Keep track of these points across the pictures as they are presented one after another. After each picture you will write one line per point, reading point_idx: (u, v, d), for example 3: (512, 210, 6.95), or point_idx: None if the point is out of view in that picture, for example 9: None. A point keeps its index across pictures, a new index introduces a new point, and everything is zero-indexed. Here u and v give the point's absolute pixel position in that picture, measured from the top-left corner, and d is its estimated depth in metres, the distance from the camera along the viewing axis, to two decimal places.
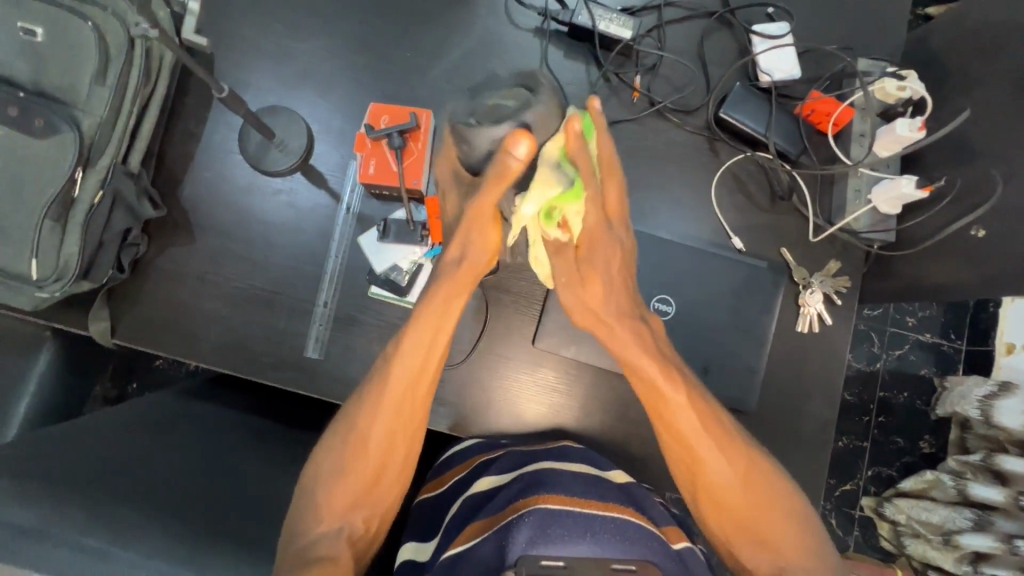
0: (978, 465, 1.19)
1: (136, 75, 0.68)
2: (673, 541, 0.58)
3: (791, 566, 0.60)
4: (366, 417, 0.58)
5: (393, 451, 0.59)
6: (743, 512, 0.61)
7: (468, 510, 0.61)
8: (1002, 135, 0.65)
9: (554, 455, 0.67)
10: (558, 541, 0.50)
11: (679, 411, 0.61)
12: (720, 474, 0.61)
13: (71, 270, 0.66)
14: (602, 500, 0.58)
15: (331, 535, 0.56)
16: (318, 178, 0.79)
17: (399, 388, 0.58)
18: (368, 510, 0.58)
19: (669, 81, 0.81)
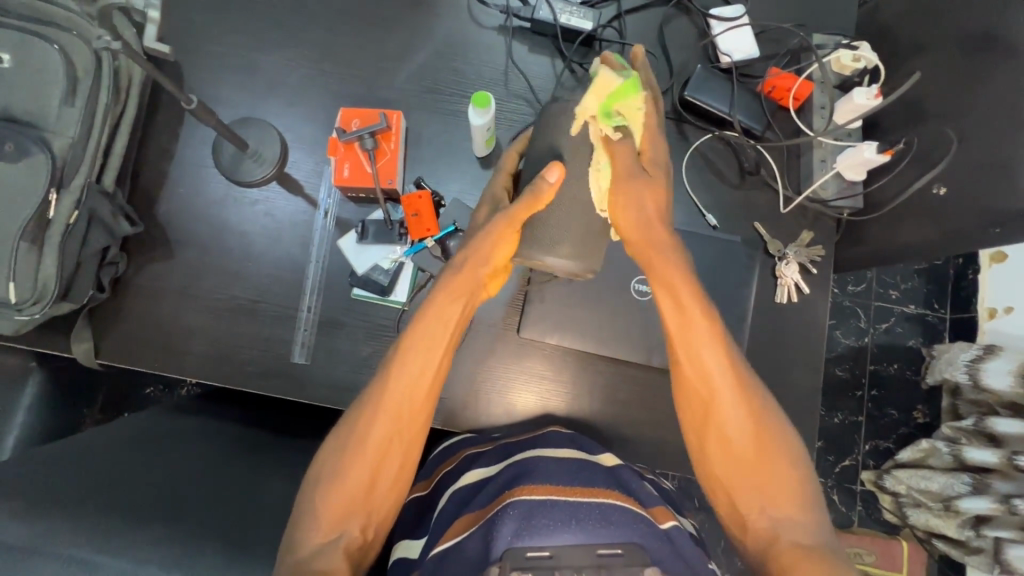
0: (972, 430, 1.20)
1: (105, 94, 0.69)
2: (661, 521, 0.58)
3: (783, 515, 0.58)
4: (361, 426, 0.58)
5: (385, 463, 0.58)
6: (751, 466, 0.59)
7: (457, 504, 0.61)
8: (951, 95, 0.67)
9: (542, 444, 0.67)
10: (542, 532, 0.51)
11: (715, 364, 0.61)
12: (734, 424, 0.60)
13: (49, 292, 0.66)
14: (589, 486, 0.58)
15: (329, 548, 0.55)
16: (294, 185, 0.80)
17: (390, 396, 0.58)
18: (364, 517, 0.57)
19: (633, 69, 0.83)
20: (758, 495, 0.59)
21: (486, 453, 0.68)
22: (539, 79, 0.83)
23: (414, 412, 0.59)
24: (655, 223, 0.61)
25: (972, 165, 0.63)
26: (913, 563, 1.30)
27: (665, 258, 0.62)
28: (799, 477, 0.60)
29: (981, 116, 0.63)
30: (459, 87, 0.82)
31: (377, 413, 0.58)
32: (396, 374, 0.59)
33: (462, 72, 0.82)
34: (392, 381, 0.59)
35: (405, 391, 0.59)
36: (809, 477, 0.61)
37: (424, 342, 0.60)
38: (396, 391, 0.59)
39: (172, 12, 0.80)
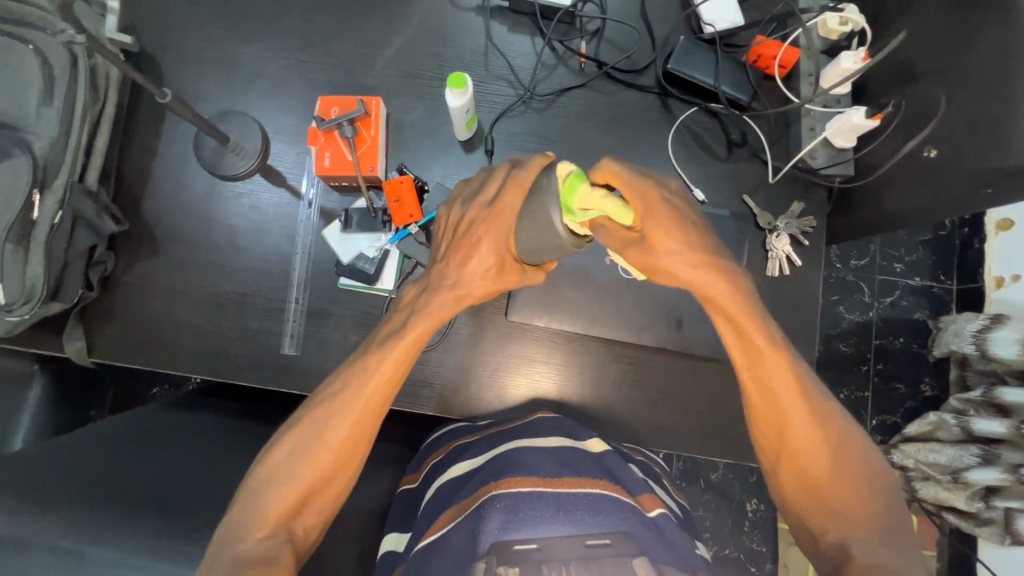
0: (979, 401, 1.19)
1: (83, 93, 0.68)
2: (648, 509, 0.57)
3: (859, 536, 0.55)
4: (314, 426, 0.59)
5: (332, 462, 0.58)
6: (823, 481, 0.56)
7: (445, 495, 0.61)
8: (939, 53, 0.64)
9: (528, 431, 0.66)
10: (529, 524, 0.52)
11: (784, 387, 0.56)
12: (797, 439, 0.57)
13: (38, 292, 0.66)
14: (577, 476, 0.58)
15: (271, 540, 0.55)
16: (277, 177, 0.79)
17: (350, 401, 0.59)
18: (313, 514, 0.58)
19: (615, 44, 0.82)
20: (833, 513, 0.56)
21: (474, 445, 0.68)
22: (521, 58, 0.81)
23: (372, 419, 0.60)
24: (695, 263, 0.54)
25: (963, 124, 0.61)
26: (922, 538, 1.34)
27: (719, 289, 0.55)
28: (875, 501, 0.56)
29: (971, 71, 0.60)
30: (439, 71, 0.81)
31: (333, 412, 0.59)
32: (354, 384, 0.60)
33: (441, 55, 0.81)
34: (350, 388, 0.60)
35: (365, 398, 0.59)
36: (890, 494, 0.57)
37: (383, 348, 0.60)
38: (356, 393, 0.59)
39: (148, 7, 0.79)
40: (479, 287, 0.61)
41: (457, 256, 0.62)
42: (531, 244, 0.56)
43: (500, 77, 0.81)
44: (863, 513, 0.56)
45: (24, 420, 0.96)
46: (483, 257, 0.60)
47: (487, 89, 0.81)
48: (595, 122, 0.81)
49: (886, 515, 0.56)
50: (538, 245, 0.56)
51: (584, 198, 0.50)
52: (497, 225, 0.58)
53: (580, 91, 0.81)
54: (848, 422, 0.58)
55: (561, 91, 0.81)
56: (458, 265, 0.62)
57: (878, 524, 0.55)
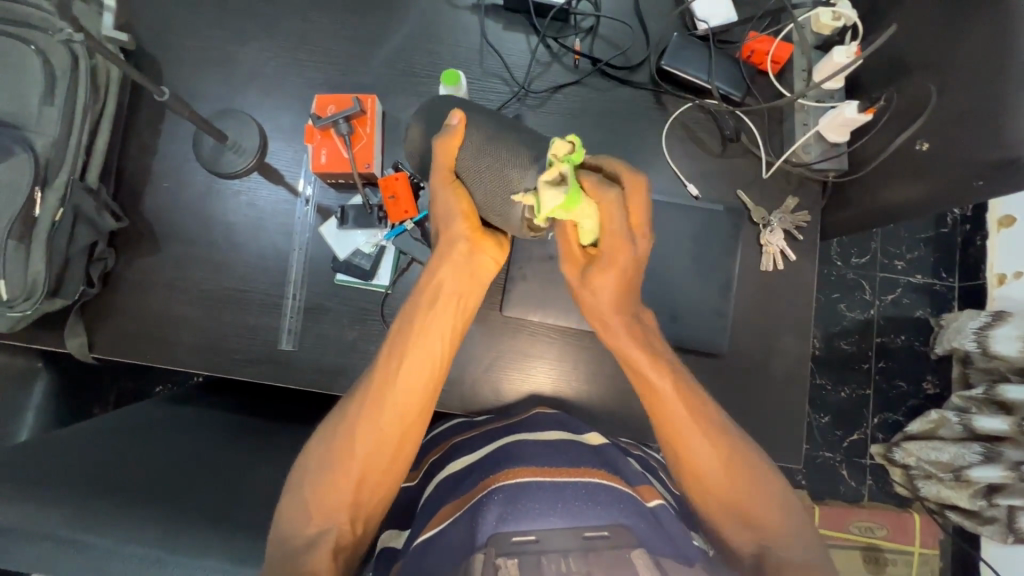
0: (982, 398, 1.18)
1: (84, 92, 0.70)
2: (647, 499, 0.57)
3: (774, 543, 0.58)
4: (354, 422, 0.59)
5: (378, 456, 0.58)
6: (730, 491, 0.59)
7: (444, 491, 0.61)
8: (929, 46, 0.64)
9: (528, 427, 0.67)
10: (528, 515, 0.52)
11: (681, 413, 0.59)
12: (705, 456, 0.59)
13: (40, 288, 0.67)
14: (575, 467, 0.58)
15: (321, 534, 0.55)
16: (275, 174, 0.80)
17: (391, 389, 0.59)
18: (355, 509, 0.57)
19: (609, 42, 0.82)
20: (749, 525, 0.58)
21: (473, 441, 0.68)
22: (515, 56, 0.82)
23: (417, 410, 0.60)
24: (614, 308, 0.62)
25: (953, 116, 0.61)
26: (924, 535, 1.32)
27: (619, 333, 0.63)
28: (776, 502, 0.59)
29: (962, 63, 0.60)
30: (435, 69, 0.82)
31: (370, 404, 0.59)
32: (394, 368, 0.60)
33: (437, 54, 0.82)
34: (390, 375, 0.60)
35: (410, 385, 0.60)
36: (786, 493, 0.60)
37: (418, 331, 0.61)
38: (395, 378, 0.59)
39: (149, 8, 0.80)
40: (464, 244, 0.62)
41: (442, 224, 0.63)
42: (496, 203, 0.59)
43: (495, 75, 0.82)
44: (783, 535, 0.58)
45: (28, 417, 0.97)
46: (458, 203, 0.61)
47: (482, 87, 0.82)
48: (590, 118, 0.81)
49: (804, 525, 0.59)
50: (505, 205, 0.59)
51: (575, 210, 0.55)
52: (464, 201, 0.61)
53: (575, 88, 0.81)
54: (736, 432, 0.61)
55: (556, 88, 0.81)
56: (447, 232, 0.63)
57: (798, 540, 0.58)
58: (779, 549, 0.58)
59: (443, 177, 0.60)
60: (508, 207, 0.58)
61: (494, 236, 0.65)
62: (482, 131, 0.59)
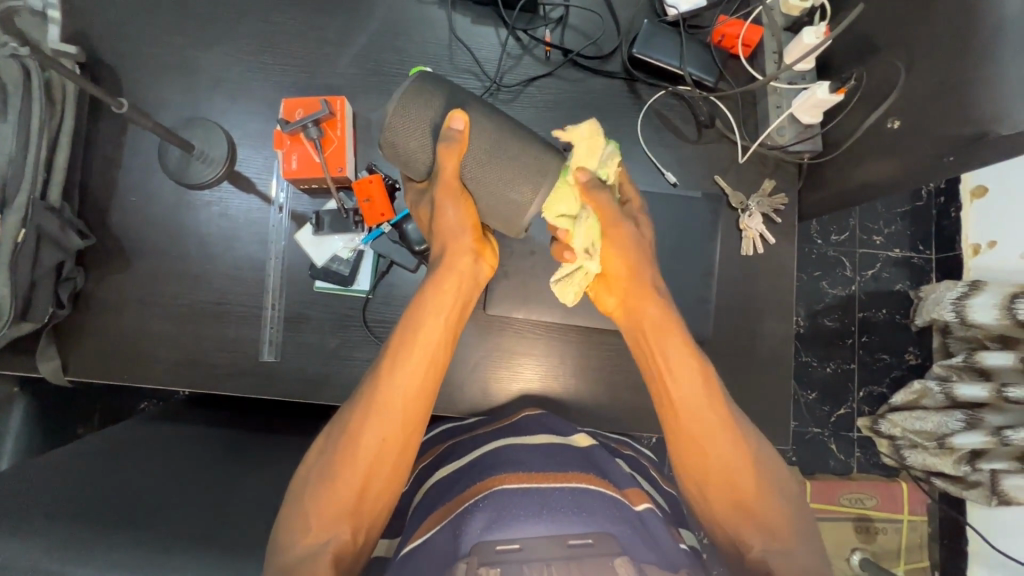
0: (962, 365, 1.21)
1: (39, 108, 0.67)
2: (635, 503, 0.57)
3: (788, 548, 0.57)
4: (355, 429, 0.58)
5: (384, 467, 0.58)
6: (745, 494, 0.58)
7: (434, 497, 0.61)
8: (896, 23, 0.64)
9: (515, 432, 0.66)
10: (513, 523, 0.52)
11: (703, 411, 0.60)
12: (722, 452, 0.59)
13: (7, 312, 0.65)
14: (564, 471, 0.58)
15: (317, 551, 0.54)
16: (246, 182, 0.78)
17: (394, 399, 0.58)
18: (353, 520, 0.56)
19: (580, 32, 0.81)
20: (759, 527, 0.57)
21: (460, 446, 0.68)
22: (486, 50, 0.81)
23: (419, 412, 0.60)
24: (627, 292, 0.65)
25: (922, 93, 0.61)
26: (911, 503, 1.35)
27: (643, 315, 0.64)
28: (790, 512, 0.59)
29: (927, 40, 0.60)
30: (404, 67, 0.80)
31: (373, 412, 0.58)
32: (394, 375, 0.59)
33: (406, 52, 0.80)
34: (393, 383, 0.59)
35: (412, 388, 0.59)
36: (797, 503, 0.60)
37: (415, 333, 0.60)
38: (398, 383, 0.59)
39: (103, 16, 0.78)
40: (468, 256, 0.64)
41: (445, 233, 0.63)
42: (498, 212, 0.60)
43: (466, 70, 0.81)
44: (784, 521, 0.58)
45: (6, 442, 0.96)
46: (463, 212, 0.61)
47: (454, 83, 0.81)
48: (563, 110, 0.80)
49: (803, 520, 0.59)
50: (509, 214, 0.60)
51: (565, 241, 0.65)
52: (465, 207, 0.61)
53: (547, 80, 0.80)
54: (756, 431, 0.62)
55: (529, 80, 0.80)
56: (452, 244, 0.63)
57: (806, 540, 0.58)
58: (784, 540, 0.57)
59: (446, 194, 0.59)
60: (514, 218, 0.60)
61: (490, 247, 0.68)
62: (481, 138, 0.57)
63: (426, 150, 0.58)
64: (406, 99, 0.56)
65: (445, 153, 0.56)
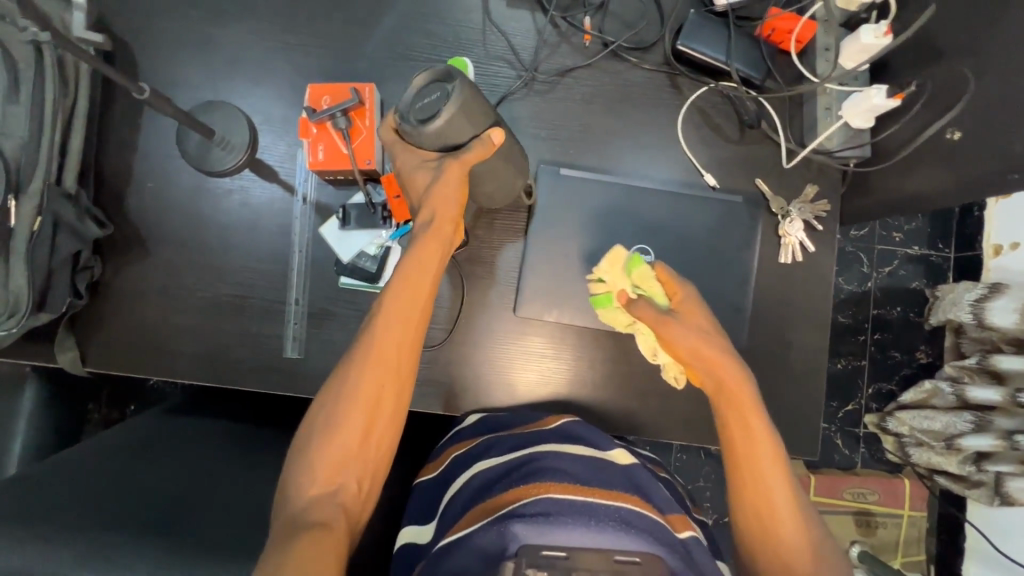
0: (974, 367, 1.20)
1: (52, 89, 0.64)
2: (679, 529, 0.56)
3: None
4: (354, 378, 0.56)
5: (383, 418, 0.56)
6: (786, 539, 0.54)
7: (473, 492, 0.60)
8: (968, 28, 0.61)
9: (557, 437, 0.65)
10: (559, 531, 0.50)
11: (765, 442, 0.56)
12: (777, 484, 0.55)
13: (24, 305, 0.63)
14: (610, 487, 0.57)
15: (323, 500, 0.52)
16: (269, 171, 0.75)
17: (386, 345, 0.57)
18: (359, 468, 0.54)
19: (620, 19, 0.77)
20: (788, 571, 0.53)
21: (500, 443, 0.67)
22: (520, 35, 0.77)
23: (411, 355, 0.58)
24: (710, 343, 0.59)
25: (992, 106, 0.58)
26: (913, 499, 1.37)
27: (724, 365, 0.58)
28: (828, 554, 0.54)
29: (1001, 48, 0.57)
30: (436, 52, 0.76)
31: (370, 358, 0.56)
32: (384, 321, 0.57)
33: (436, 35, 0.76)
34: (381, 330, 0.57)
35: (405, 333, 0.57)
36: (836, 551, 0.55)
37: (407, 281, 0.58)
38: (392, 327, 0.57)
39: None
40: (448, 228, 0.60)
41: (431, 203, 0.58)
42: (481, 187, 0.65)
43: (499, 57, 0.76)
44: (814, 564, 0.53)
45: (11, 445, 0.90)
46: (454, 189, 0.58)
47: (487, 71, 0.76)
48: (600, 104, 0.77)
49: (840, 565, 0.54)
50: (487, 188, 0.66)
51: (641, 276, 0.65)
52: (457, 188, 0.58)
53: (585, 72, 0.77)
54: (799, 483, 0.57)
55: (566, 71, 0.76)
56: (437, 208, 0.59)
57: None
58: None
59: (458, 168, 0.56)
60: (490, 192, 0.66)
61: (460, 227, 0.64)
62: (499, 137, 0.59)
63: (460, 136, 0.55)
64: (455, 92, 0.52)
65: (480, 145, 0.56)
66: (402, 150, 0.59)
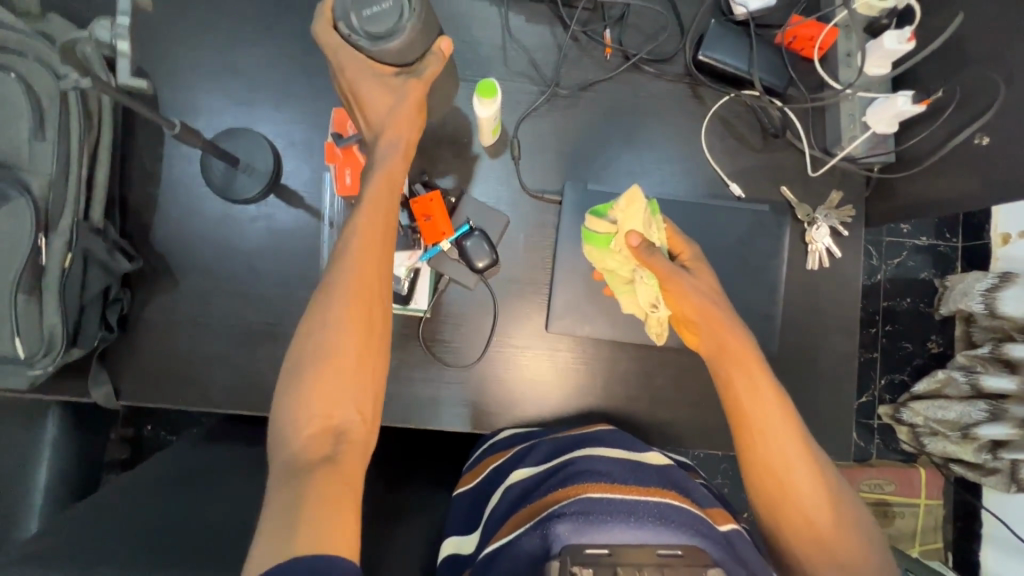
0: (988, 357, 1.20)
1: (76, 124, 0.63)
2: (719, 523, 0.57)
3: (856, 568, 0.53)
4: (330, 312, 0.52)
5: (369, 345, 0.52)
6: (819, 513, 0.54)
7: (515, 498, 0.60)
8: (994, 35, 0.61)
9: (592, 440, 0.66)
10: (600, 529, 0.49)
11: (780, 404, 0.57)
12: (792, 450, 0.55)
13: (59, 342, 0.63)
14: (645, 486, 0.57)
15: (323, 439, 0.49)
16: (294, 196, 0.75)
17: (361, 275, 0.53)
18: (352, 400, 0.51)
19: (640, 31, 0.77)
20: (824, 551, 0.53)
21: (534, 450, 0.67)
22: (540, 50, 0.76)
23: (380, 278, 0.55)
24: (713, 299, 0.61)
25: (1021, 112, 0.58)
26: (929, 488, 1.38)
27: (721, 325, 0.60)
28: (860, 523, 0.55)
29: None
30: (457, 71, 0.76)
31: (341, 290, 0.53)
32: (359, 248, 0.54)
33: (457, 54, 0.76)
34: (356, 259, 0.54)
35: (372, 258, 0.54)
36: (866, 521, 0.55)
37: (375, 210, 0.56)
38: (360, 253, 0.54)
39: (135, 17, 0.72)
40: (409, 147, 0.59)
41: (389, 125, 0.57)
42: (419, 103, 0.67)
43: (521, 73, 0.76)
44: (850, 538, 0.54)
45: (35, 497, 0.82)
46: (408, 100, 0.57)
47: (509, 88, 0.76)
48: (623, 116, 0.77)
49: (874, 540, 0.55)
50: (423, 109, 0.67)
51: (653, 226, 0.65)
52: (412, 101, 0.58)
53: (607, 85, 0.76)
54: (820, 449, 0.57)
55: (588, 84, 0.76)
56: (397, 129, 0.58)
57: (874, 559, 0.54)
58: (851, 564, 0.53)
59: (418, 87, 0.57)
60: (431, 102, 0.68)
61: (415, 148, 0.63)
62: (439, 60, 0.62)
63: (409, 53, 0.56)
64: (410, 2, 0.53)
65: (426, 59, 0.58)
66: (352, 67, 0.56)
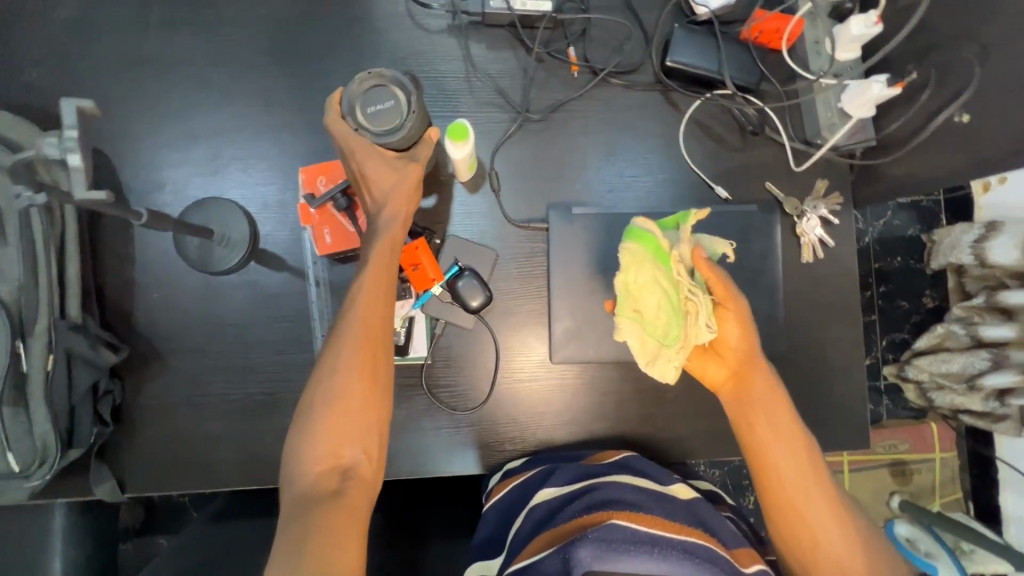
0: (983, 306, 1.16)
1: (39, 222, 0.61)
2: (745, 564, 0.54)
3: None
4: (338, 355, 0.54)
5: (376, 390, 0.54)
6: (822, 540, 0.54)
7: (536, 523, 0.60)
8: (962, 13, 0.60)
9: (618, 469, 0.65)
10: (623, 556, 0.49)
11: (789, 428, 0.58)
12: (797, 472, 0.56)
13: (52, 449, 0.61)
14: (671, 518, 0.55)
15: (330, 478, 0.51)
16: (275, 260, 0.73)
17: (365, 321, 0.55)
18: (359, 440, 0.53)
19: (604, 44, 0.75)
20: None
21: (559, 469, 0.66)
22: (506, 76, 0.75)
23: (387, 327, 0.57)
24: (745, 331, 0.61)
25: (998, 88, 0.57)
26: (942, 441, 1.37)
27: (743, 353, 0.61)
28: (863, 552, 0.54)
29: (999, 31, 0.56)
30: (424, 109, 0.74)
31: (349, 335, 0.55)
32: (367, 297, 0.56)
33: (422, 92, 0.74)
34: (364, 307, 0.56)
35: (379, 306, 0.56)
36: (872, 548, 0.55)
37: (377, 263, 0.58)
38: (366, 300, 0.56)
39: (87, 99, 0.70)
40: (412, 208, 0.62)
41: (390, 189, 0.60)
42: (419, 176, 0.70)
43: (489, 103, 0.74)
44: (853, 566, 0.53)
45: None
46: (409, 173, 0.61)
47: (479, 119, 0.74)
48: (598, 133, 0.75)
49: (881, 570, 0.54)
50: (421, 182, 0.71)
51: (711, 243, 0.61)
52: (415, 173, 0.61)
53: (577, 103, 0.75)
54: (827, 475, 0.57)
55: (559, 104, 0.75)
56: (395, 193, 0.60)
57: None
58: None
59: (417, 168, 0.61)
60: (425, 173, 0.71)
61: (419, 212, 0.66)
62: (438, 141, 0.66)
63: (408, 141, 0.61)
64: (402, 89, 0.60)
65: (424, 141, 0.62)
66: (363, 149, 0.59)
